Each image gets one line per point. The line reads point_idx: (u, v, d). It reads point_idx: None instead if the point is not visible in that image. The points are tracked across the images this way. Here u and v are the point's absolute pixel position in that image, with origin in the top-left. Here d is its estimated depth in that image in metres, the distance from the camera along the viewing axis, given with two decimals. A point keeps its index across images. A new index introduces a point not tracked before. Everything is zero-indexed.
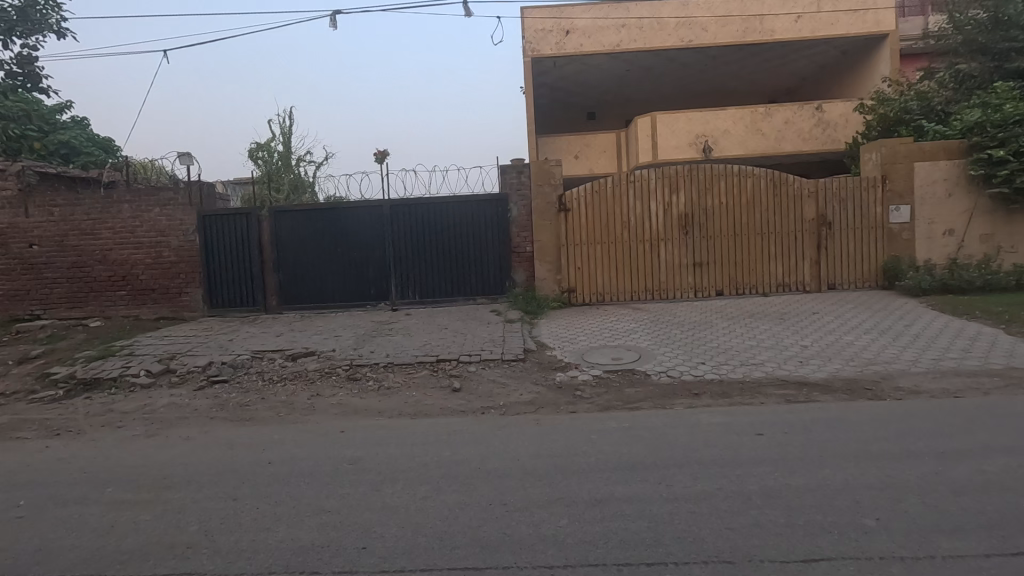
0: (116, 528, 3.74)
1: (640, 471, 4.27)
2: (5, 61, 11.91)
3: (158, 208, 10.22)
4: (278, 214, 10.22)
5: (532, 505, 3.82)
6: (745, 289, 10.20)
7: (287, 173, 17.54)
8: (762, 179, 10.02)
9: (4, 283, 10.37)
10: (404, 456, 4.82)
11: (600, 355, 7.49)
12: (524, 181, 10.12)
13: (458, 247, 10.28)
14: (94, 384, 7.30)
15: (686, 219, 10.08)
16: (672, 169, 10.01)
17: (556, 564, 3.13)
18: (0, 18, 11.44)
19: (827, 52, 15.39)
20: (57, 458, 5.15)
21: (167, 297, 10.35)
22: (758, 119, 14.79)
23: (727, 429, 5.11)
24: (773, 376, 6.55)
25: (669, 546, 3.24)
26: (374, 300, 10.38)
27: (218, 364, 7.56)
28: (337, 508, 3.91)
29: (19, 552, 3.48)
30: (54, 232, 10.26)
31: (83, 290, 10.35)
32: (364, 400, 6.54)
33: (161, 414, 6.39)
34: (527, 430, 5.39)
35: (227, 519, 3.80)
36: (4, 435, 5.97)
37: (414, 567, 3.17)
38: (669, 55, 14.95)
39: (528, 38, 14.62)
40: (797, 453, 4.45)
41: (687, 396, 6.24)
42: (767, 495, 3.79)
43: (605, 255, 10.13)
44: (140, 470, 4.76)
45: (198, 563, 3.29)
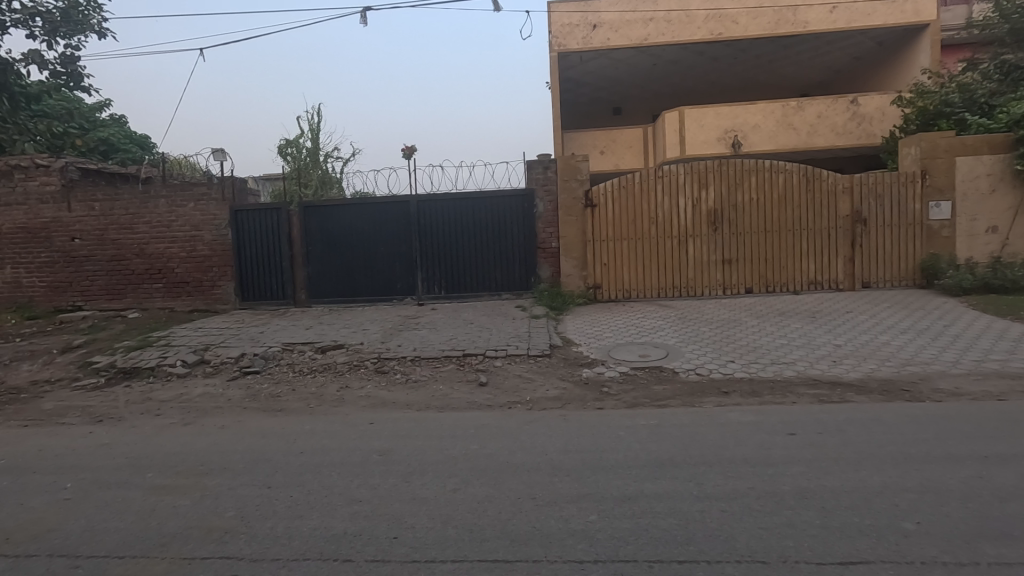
0: (156, 512, 3.86)
1: (669, 469, 4.23)
2: (50, 61, 12.33)
3: (193, 203, 10.49)
4: (307, 209, 10.40)
5: (560, 499, 3.82)
6: (774, 286, 10.02)
7: (315, 169, 17.86)
8: (795, 175, 9.82)
9: (47, 275, 10.77)
10: (432, 448, 4.87)
11: (627, 352, 7.44)
12: (551, 177, 10.12)
13: (483, 243, 10.30)
14: (133, 373, 7.56)
15: (716, 214, 9.92)
16: (701, 164, 9.86)
17: (587, 558, 3.12)
18: (45, 20, 11.84)
19: (863, 44, 14.95)
20: (99, 444, 5.34)
21: (200, 290, 10.63)
22: (789, 113, 14.46)
23: (758, 428, 5.03)
24: (805, 376, 6.42)
25: (701, 544, 3.22)
26: (401, 294, 10.50)
27: (250, 355, 7.75)
28: (368, 498, 3.97)
29: (66, 532, 3.63)
30: (95, 226, 10.62)
31: (121, 282, 10.70)
32: (391, 393, 6.61)
33: (197, 403, 6.59)
34: (554, 425, 5.39)
35: (262, 506, 3.90)
36: (51, 420, 6.22)
37: (445, 558, 3.20)
38: (698, 49, 14.70)
39: (554, 33, 14.52)
40: (831, 454, 4.35)
41: (716, 394, 6.15)
42: (801, 496, 3.72)
43: (631, 252, 10.04)
44: (178, 457, 4.90)
45: (236, 548, 3.38)
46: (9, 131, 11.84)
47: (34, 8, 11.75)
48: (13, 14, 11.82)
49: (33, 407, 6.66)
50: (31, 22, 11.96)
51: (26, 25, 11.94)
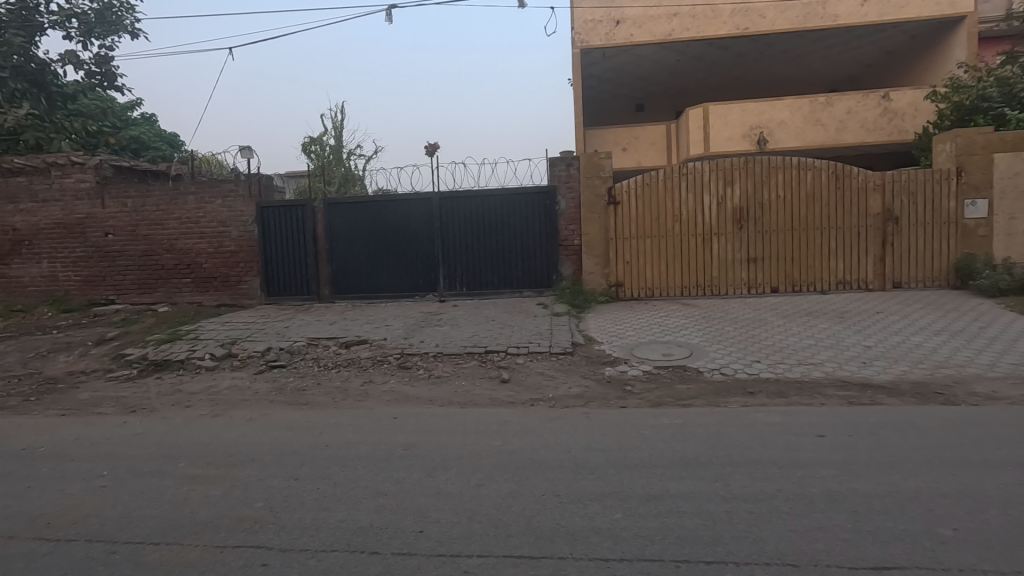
0: (189, 501, 3.96)
1: (695, 469, 4.18)
2: (85, 61, 12.69)
3: (221, 199, 10.69)
4: (331, 206, 10.53)
5: (585, 497, 3.81)
6: (801, 286, 9.83)
7: (338, 167, 18.08)
8: (823, 172, 9.62)
9: (82, 270, 11.10)
10: (456, 444, 4.89)
11: (651, 351, 7.37)
12: (573, 174, 10.06)
13: (505, 240, 10.31)
14: (164, 365, 7.77)
15: (741, 212, 9.77)
16: (726, 161, 9.71)
17: (613, 556, 3.11)
18: (81, 21, 12.18)
19: (895, 37, 14.55)
20: (133, 433, 5.49)
21: (227, 285, 10.84)
22: (818, 109, 14.16)
23: (785, 430, 4.94)
24: (833, 377, 6.29)
25: (729, 545, 3.18)
26: (423, 291, 10.56)
27: (277, 350, 7.89)
28: (393, 491, 4.01)
29: (104, 518, 3.75)
30: (127, 222, 10.90)
31: (152, 277, 10.97)
32: (414, 388, 6.67)
33: (225, 395, 6.73)
34: (577, 423, 5.38)
35: (290, 497, 3.97)
36: (86, 410, 6.42)
37: (470, 552, 3.22)
38: (724, 44, 14.47)
39: (577, 29, 14.42)
40: (863, 458, 4.26)
41: (742, 394, 6.06)
42: (831, 499, 3.65)
43: (654, 249, 9.95)
44: (208, 448, 5.02)
45: (265, 538, 3.44)
46: (47, 129, 12.20)
47: (70, 10, 12.09)
48: (50, 16, 12.19)
49: (70, 397, 6.88)
50: (67, 24, 12.32)
51: (63, 27, 12.31)
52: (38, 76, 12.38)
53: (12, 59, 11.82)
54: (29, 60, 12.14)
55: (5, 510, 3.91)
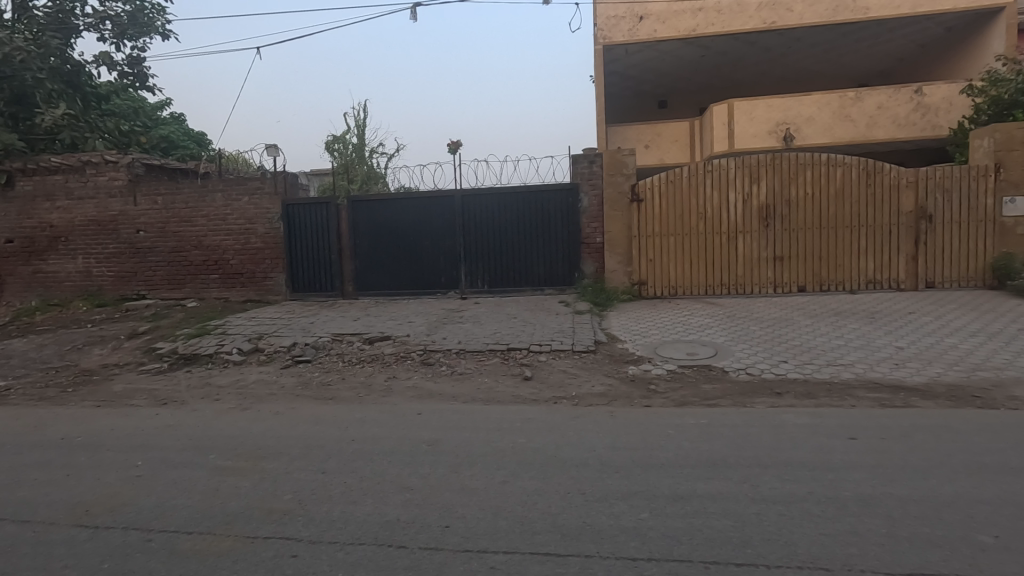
0: (220, 492, 4.04)
1: (722, 470, 4.12)
2: (118, 62, 13.00)
3: (248, 197, 10.88)
4: (355, 203, 10.62)
5: (610, 496, 3.79)
6: (829, 285, 9.62)
7: (361, 164, 18.27)
8: (854, 169, 9.40)
9: (115, 265, 11.41)
10: (480, 441, 4.90)
11: (674, 350, 7.29)
12: (596, 171, 10.00)
13: (527, 238, 10.29)
14: (193, 359, 7.95)
15: (767, 210, 9.60)
16: (753, 158, 9.55)
17: (640, 556, 3.09)
18: (114, 23, 12.48)
19: (930, 30, 14.14)
20: (165, 425, 5.63)
21: (253, 281, 11.03)
22: (847, 104, 13.83)
23: (815, 432, 4.84)
24: (864, 379, 6.14)
25: (758, 547, 3.13)
26: (445, 288, 10.60)
27: (302, 345, 8.01)
28: (418, 486, 4.04)
29: (140, 506, 3.85)
30: (158, 219, 11.15)
31: (181, 272, 11.22)
32: (437, 384, 6.71)
33: (252, 389, 6.85)
34: (600, 421, 5.35)
35: (317, 490, 4.03)
36: (120, 402, 6.60)
37: (496, 548, 3.23)
38: (750, 39, 14.21)
39: (600, 25, 14.30)
40: (897, 461, 4.15)
41: (769, 395, 5.96)
42: (864, 503, 3.57)
43: (677, 248, 9.84)
44: (237, 440, 5.12)
45: (295, 529, 3.49)
46: (82, 129, 12.48)
47: (104, 12, 12.40)
48: (85, 18, 12.51)
49: (104, 388, 7.08)
50: (101, 26, 12.64)
51: (97, 29, 12.64)
52: (74, 77, 12.68)
53: (49, 60, 12.12)
54: (65, 61, 12.44)
55: (46, 497, 4.04)
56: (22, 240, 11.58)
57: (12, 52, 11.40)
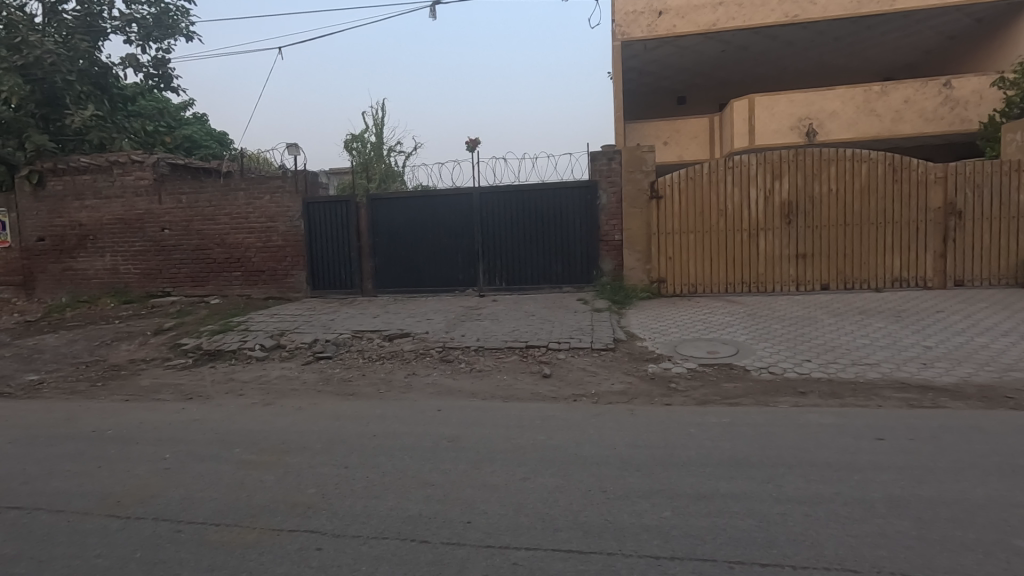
0: (246, 485, 4.11)
1: (746, 469, 4.08)
2: (144, 64, 13.27)
3: (269, 195, 11.02)
4: (374, 202, 10.71)
5: (632, 494, 3.77)
6: (853, 283, 9.45)
7: (379, 163, 18.41)
8: (880, 164, 9.20)
9: (141, 263, 11.65)
10: (499, 438, 4.91)
11: (695, 348, 7.22)
12: (615, 168, 9.93)
13: (546, 235, 10.26)
14: (217, 355, 8.10)
15: (790, 207, 9.45)
16: (775, 153, 9.40)
17: (663, 555, 3.07)
18: (140, 25, 12.73)
19: (959, 21, 13.76)
20: (191, 419, 5.75)
21: (275, 279, 11.18)
22: (872, 98, 13.53)
23: (840, 432, 4.76)
24: (891, 379, 6.01)
25: (784, 548, 3.09)
26: (463, 285, 10.64)
27: (323, 342, 8.11)
28: (439, 482, 4.07)
29: (169, 498, 3.94)
30: (182, 217, 11.36)
31: (205, 270, 11.42)
32: (456, 381, 6.73)
33: (275, 384, 6.97)
34: (621, 419, 5.32)
35: (340, 485, 4.07)
36: (148, 396, 6.76)
37: (518, 545, 3.23)
38: (772, 33, 13.98)
39: (618, 21, 14.20)
40: (926, 463, 4.06)
41: (793, 394, 5.87)
42: (893, 504, 3.50)
43: (697, 245, 9.74)
44: (261, 435, 5.21)
45: (320, 522, 3.54)
46: (109, 129, 12.72)
47: (130, 15, 12.65)
48: (112, 21, 12.78)
49: (132, 383, 7.26)
50: (128, 28, 12.90)
51: (123, 31, 12.90)
52: (101, 79, 12.97)
53: (78, 63, 12.41)
54: (93, 63, 12.72)
55: (79, 488, 4.15)
56: (52, 238, 11.89)
57: (42, 55, 11.69)
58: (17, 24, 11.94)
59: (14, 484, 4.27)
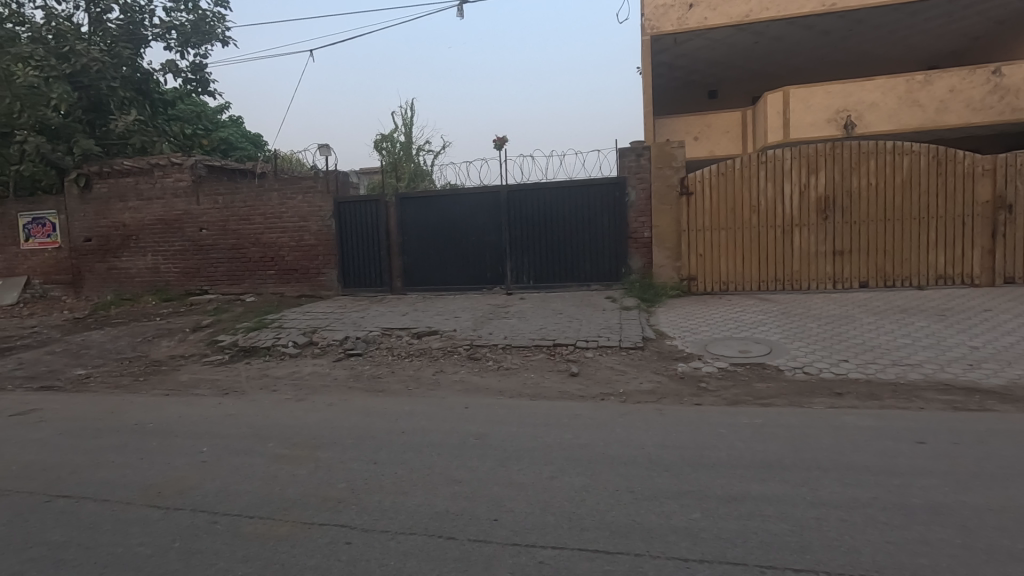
0: (278, 479, 4.21)
1: (778, 472, 3.98)
2: (183, 69, 13.73)
3: (301, 195, 11.26)
4: (403, 201, 10.84)
5: (660, 494, 3.73)
6: (894, 281, 9.12)
7: (409, 163, 18.63)
8: (923, 156, 8.85)
9: (180, 262, 12.05)
10: (526, 436, 4.91)
11: (726, 347, 7.08)
12: (644, 165, 9.80)
13: (573, 233, 10.20)
14: (251, 351, 8.34)
15: (826, 202, 9.17)
16: (810, 147, 9.14)
17: (692, 557, 3.02)
18: (179, 32, 13.14)
19: (1009, 4, 13.09)
20: (227, 414, 5.92)
21: (307, 277, 11.43)
22: (914, 88, 13.01)
23: (879, 435, 4.60)
24: (934, 380, 5.78)
25: (818, 553, 3.01)
26: (491, 283, 10.67)
27: (353, 339, 8.24)
28: (466, 479, 4.09)
29: (205, 490, 4.06)
30: (218, 217, 11.70)
31: (241, 268, 11.75)
32: (484, 379, 6.76)
33: (307, 380, 7.13)
34: (649, 419, 5.25)
35: (369, 480, 4.13)
36: (186, 390, 7.00)
37: (545, 543, 3.23)
38: (808, 23, 13.57)
39: (647, 16, 14.00)
40: (971, 469, 3.88)
41: (829, 395, 5.70)
42: (935, 511, 3.36)
43: (729, 242, 9.54)
44: (293, 430, 5.32)
45: (349, 517, 3.60)
46: (150, 133, 13.20)
47: (170, 22, 13.09)
48: (153, 29, 13.25)
49: (172, 377, 7.53)
50: (167, 35, 13.35)
51: (163, 38, 13.35)
52: (143, 84, 13.49)
53: (122, 70, 12.94)
54: (136, 70, 13.23)
55: (122, 478, 4.32)
56: (98, 239, 12.40)
57: (88, 63, 12.22)
58: (66, 34, 12.43)
59: (63, 473, 4.48)
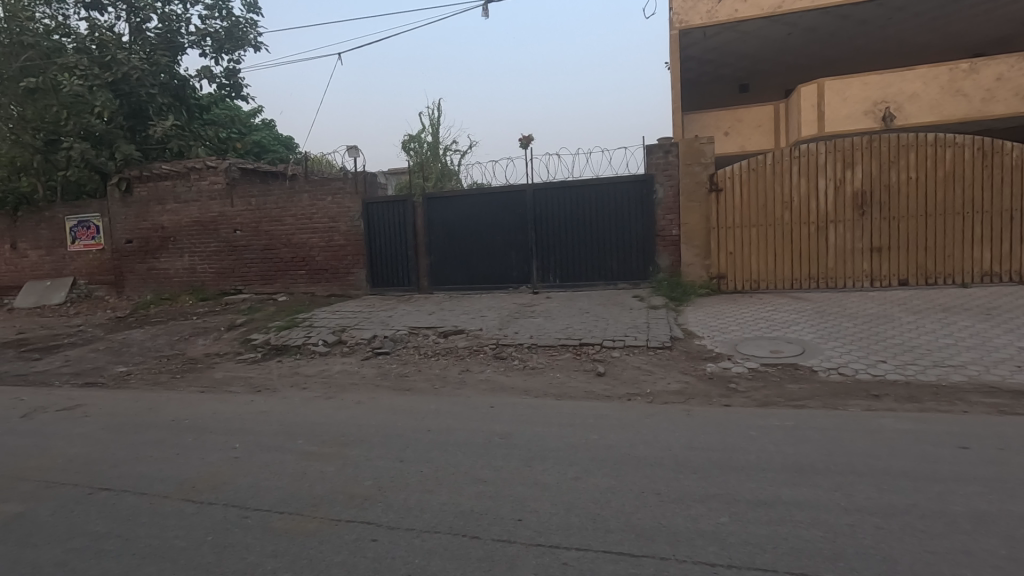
0: (307, 475, 4.30)
1: (810, 476, 3.86)
2: (217, 75, 14.10)
3: (331, 196, 11.45)
4: (430, 201, 10.94)
5: (687, 497, 3.67)
6: (935, 278, 8.78)
7: (436, 163, 18.79)
8: (967, 149, 8.51)
9: (216, 262, 12.41)
10: (552, 436, 4.89)
11: (757, 347, 6.92)
12: (672, 162, 9.65)
13: (600, 231, 10.11)
14: (283, 349, 8.53)
15: (863, 197, 8.88)
16: (846, 141, 8.86)
17: (719, 562, 2.95)
18: (213, 39, 13.52)
19: None
20: (259, 411, 6.07)
21: (336, 277, 11.62)
22: (958, 77, 12.49)
23: (918, 439, 4.42)
24: (978, 382, 5.53)
25: (851, 560, 2.91)
26: (517, 282, 10.68)
27: (381, 338, 8.34)
28: (491, 478, 4.10)
29: (238, 485, 4.18)
30: (251, 219, 12.00)
31: (273, 268, 12.02)
32: (509, 378, 6.76)
33: (336, 378, 7.26)
34: (677, 420, 5.17)
35: (395, 478, 4.18)
36: (221, 387, 7.21)
37: (569, 544, 3.21)
38: (843, 12, 13.16)
39: (675, 9, 13.78)
40: (1018, 476, 3.71)
41: (865, 397, 5.52)
42: (979, 520, 3.22)
43: (760, 239, 9.32)
44: (323, 427, 5.42)
45: (374, 514, 3.65)
46: (187, 138, 13.62)
47: (205, 30, 13.47)
48: (189, 36, 13.66)
49: (208, 375, 7.75)
50: (202, 42, 13.75)
51: (199, 45, 13.75)
52: (180, 91, 13.87)
53: (160, 77, 13.38)
54: (173, 77, 13.68)
55: (160, 473, 4.48)
56: (139, 240, 12.86)
57: (129, 71, 12.61)
58: (107, 43, 12.82)
59: (105, 466, 4.66)
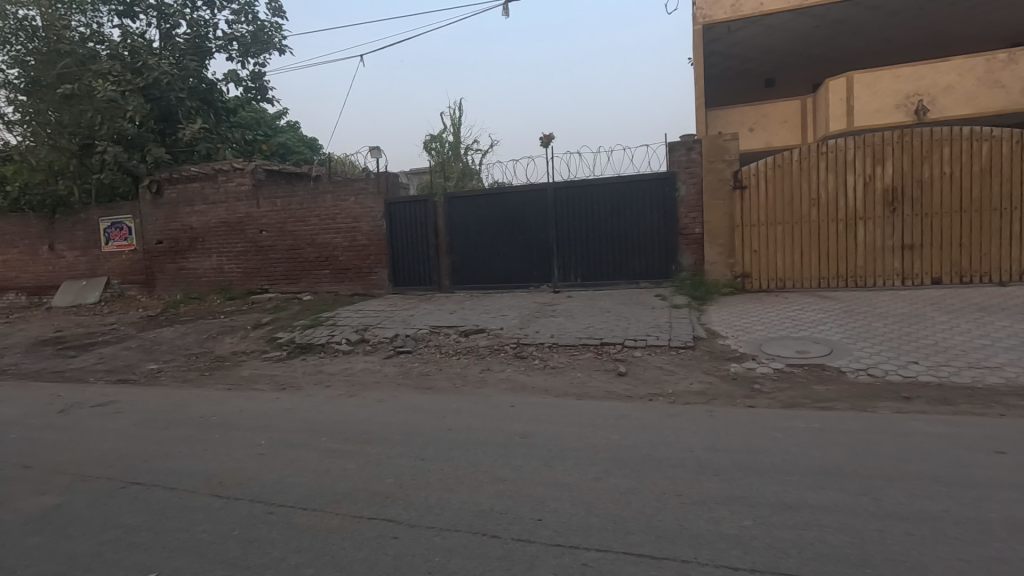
0: (331, 472, 4.36)
1: (838, 480, 3.77)
2: (244, 78, 14.40)
3: (354, 197, 11.59)
4: (452, 200, 10.99)
5: (709, 499, 3.62)
6: (971, 277, 8.51)
7: (457, 162, 18.87)
8: (1004, 142, 8.22)
9: (242, 262, 12.66)
10: (571, 436, 4.87)
11: (783, 347, 6.79)
12: (694, 158, 9.51)
13: (622, 230, 10.03)
14: (307, 348, 8.67)
15: (894, 193, 8.63)
16: (875, 135, 8.63)
17: (741, 566, 2.91)
18: (240, 43, 13.80)
19: None
20: (284, 408, 6.18)
21: (359, 276, 11.77)
22: (995, 67, 12.06)
23: (952, 443, 4.29)
24: (1016, 385, 5.34)
25: (879, 566, 2.84)
26: (538, 281, 10.66)
27: (403, 337, 8.42)
28: (512, 478, 4.10)
29: (263, 481, 4.26)
30: (277, 219, 12.21)
31: (297, 268, 12.23)
32: (530, 377, 6.76)
33: (359, 376, 7.35)
34: (700, 421, 5.09)
35: (416, 476, 4.22)
36: (248, 385, 7.37)
37: (588, 545, 3.20)
38: (873, 3, 12.81)
39: (698, 4, 13.58)
40: None
41: (895, 399, 5.37)
42: (1016, 527, 3.10)
43: (786, 238, 9.14)
44: (345, 425, 5.50)
45: (395, 512, 3.68)
46: (214, 141, 13.93)
47: (232, 34, 13.76)
48: (217, 41, 13.97)
49: (234, 373, 7.93)
50: (229, 46, 14.05)
51: (226, 50, 14.06)
52: (207, 95, 14.21)
53: (189, 81, 13.72)
54: (201, 81, 13.99)
55: (188, 468, 4.59)
56: (169, 241, 13.20)
57: (159, 76, 13.04)
58: (139, 50, 13.23)
59: (137, 461, 4.80)
